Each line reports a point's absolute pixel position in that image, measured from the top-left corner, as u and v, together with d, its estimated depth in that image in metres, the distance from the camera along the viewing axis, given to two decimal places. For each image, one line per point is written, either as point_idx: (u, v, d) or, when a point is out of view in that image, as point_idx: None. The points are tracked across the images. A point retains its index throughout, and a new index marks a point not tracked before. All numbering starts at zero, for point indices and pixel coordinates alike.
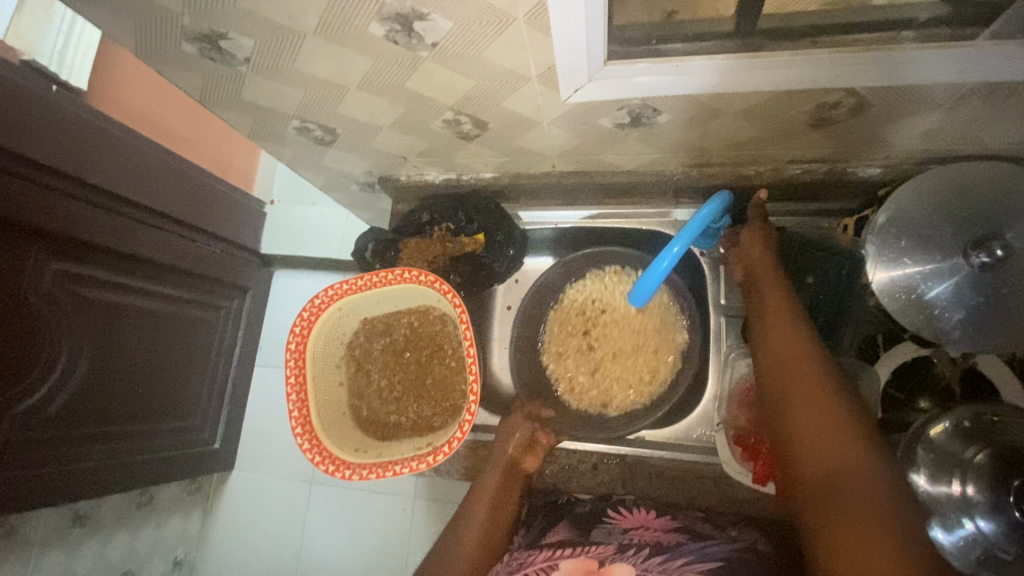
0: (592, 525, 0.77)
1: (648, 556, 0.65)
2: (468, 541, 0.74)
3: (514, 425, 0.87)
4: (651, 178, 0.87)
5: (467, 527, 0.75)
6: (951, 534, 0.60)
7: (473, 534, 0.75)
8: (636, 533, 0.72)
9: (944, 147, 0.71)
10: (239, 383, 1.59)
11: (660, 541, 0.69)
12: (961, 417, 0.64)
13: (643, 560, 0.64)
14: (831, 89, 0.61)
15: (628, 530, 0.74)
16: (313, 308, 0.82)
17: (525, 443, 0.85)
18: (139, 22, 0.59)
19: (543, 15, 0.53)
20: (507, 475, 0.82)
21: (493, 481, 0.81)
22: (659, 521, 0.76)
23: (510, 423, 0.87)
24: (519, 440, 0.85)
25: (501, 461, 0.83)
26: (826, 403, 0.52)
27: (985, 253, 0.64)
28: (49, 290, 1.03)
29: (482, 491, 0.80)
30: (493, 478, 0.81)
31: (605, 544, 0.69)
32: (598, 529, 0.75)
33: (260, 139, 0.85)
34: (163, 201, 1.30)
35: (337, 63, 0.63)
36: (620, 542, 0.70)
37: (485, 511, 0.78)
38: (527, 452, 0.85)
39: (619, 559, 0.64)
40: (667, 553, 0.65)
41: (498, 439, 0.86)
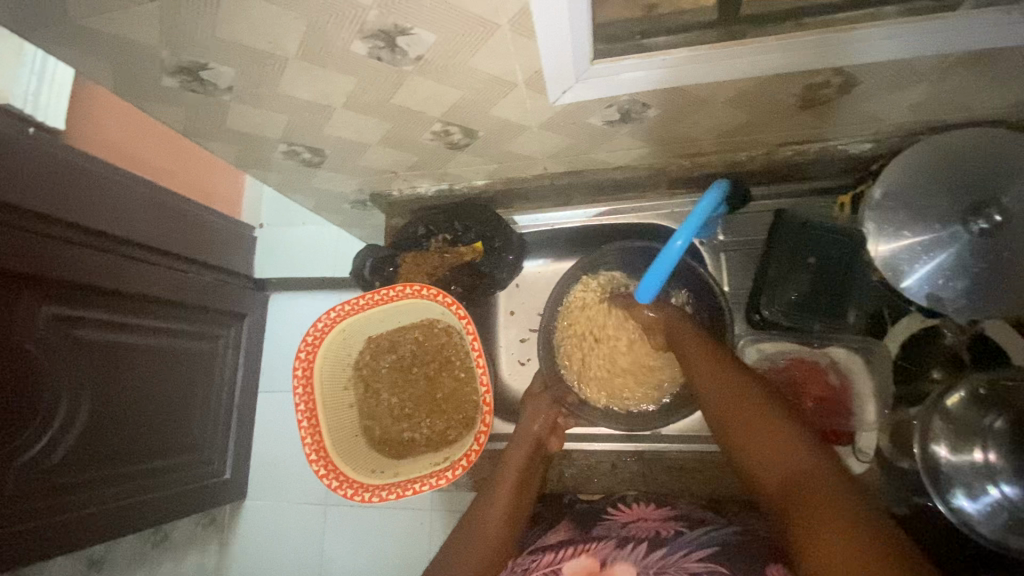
0: (592, 522, 0.76)
1: (646, 549, 0.64)
2: (499, 512, 0.76)
3: (539, 407, 0.88)
4: (644, 172, 0.87)
5: (495, 500, 0.78)
6: (976, 501, 0.61)
7: (502, 505, 0.77)
8: (636, 527, 0.71)
9: (933, 117, 0.71)
10: (243, 413, 1.57)
11: (659, 533, 0.68)
12: (976, 385, 0.64)
13: (642, 556, 0.63)
14: (817, 70, 0.61)
15: (627, 524, 0.73)
16: (315, 331, 0.81)
17: (548, 427, 0.87)
18: (116, 62, 0.58)
19: (527, 21, 0.52)
20: (533, 455, 0.84)
21: (524, 457, 0.83)
22: (656, 513, 0.75)
23: (536, 408, 0.88)
24: (544, 423, 0.87)
25: (526, 441, 0.85)
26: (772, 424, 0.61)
27: (985, 219, 0.67)
28: (44, 335, 1.02)
29: (510, 469, 0.81)
30: (518, 456, 0.83)
31: (605, 541, 0.68)
32: (597, 527, 0.74)
33: (248, 167, 0.84)
34: (147, 234, 1.28)
35: (321, 83, 0.62)
36: (620, 536, 0.69)
37: (514, 487, 0.80)
38: (550, 435, 0.88)
39: (620, 556, 0.64)
40: (663, 545, 0.64)
41: (522, 420, 0.87)
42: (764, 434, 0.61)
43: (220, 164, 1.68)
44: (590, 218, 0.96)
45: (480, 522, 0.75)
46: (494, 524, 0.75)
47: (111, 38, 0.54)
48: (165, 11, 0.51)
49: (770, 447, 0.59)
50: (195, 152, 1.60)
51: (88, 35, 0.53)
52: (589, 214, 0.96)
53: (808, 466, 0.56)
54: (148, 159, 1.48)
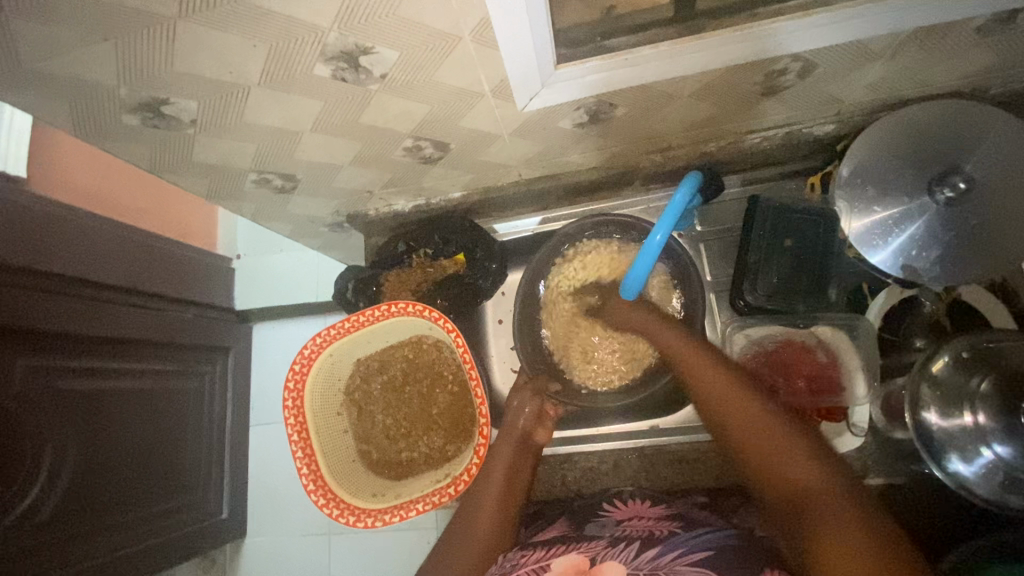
0: (586, 520, 0.77)
1: (639, 550, 0.62)
2: (488, 503, 0.74)
3: (522, 399, 0.87)
4: (618, 170, 0.88)
5: (486, 489, 0.75)
6: (971, 465, 0.61)
7: (493, 496, 0.75)
8: (629, 525, 0.72)
9: (891, 93, 0.73)
10: (236, 449, 1.53)
11: (652, 532, 0.67)
12: (959, 350, 0.66)
13: (633, 554, 0.61)
14: (776, 57, 0.62)
15: (622, 521, 0.73)
16: (303, 359, 0.79)
17: (533, 418, 0.85)
18: (74, 106, 0.57)
19: (488, 31, 0.53)
20: (520, 447, 0.83)
21: (511, 449, 0.81)
22: (652, 510, 0.76)
23: (517, 402, 0.87)
24: (528, 413, 0.85)
25: (513, 433, 0.83)
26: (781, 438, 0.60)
27: (949, 187, 0.68)
28: (21, 388, 0.99)
29: (499, 461, 0.79)
30: (506, 449, 0.81)
31: (598, 540, 0.68)
32: (591, 525, 0.75)
33: (220, 199, 0.82)
34: (121, 276, 1.26)
35: (287, 109, 0.62)
36: (614, 535, 0.69)
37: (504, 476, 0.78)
38: (536, 425, 0.86)
39: (610, 555, 0.63)
40: (658, 545, 0.62)
41: (508, 414, 0.86)
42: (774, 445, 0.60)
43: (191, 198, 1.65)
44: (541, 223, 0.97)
45: (472, 516, 0.73)
46: (485, 519, 0.73)
47: (67, 80, 0.53)
48: (122, 49, 0.50)
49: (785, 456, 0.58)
50: (165, 189, 1.57)
51: (44, 79, 0.52)
52: (540, 220, 0.97)
53: (823, 475, 0.55)
54: (116, 199, 1.45)
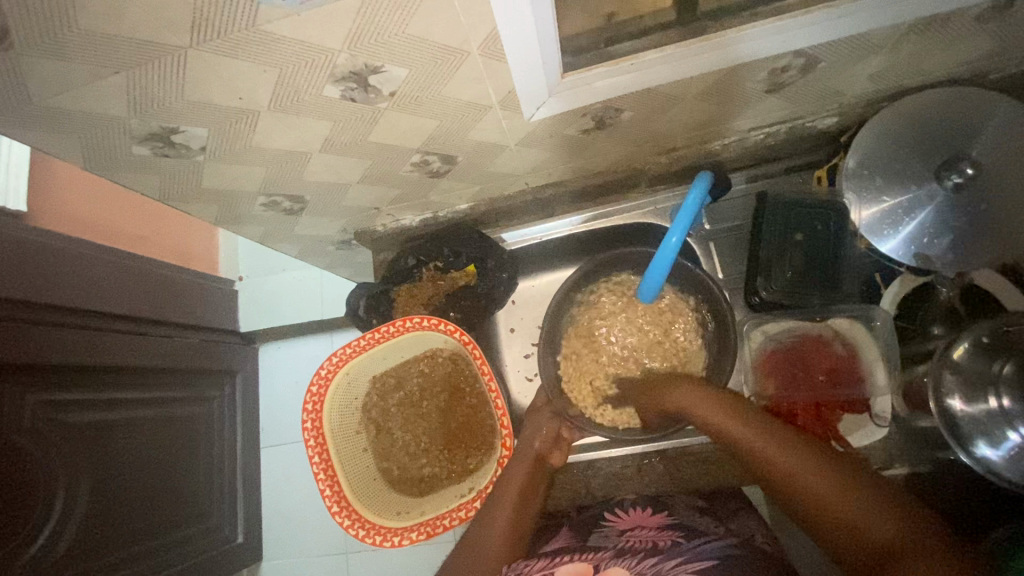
0: (588, 530, 0.78)
1: (643, 557, 0.64)
2: (501, 522, 0.74)
3: (540, 421, 0.88)
4: (623, 174, 0.88)
5: (499, 508, 0.75)
6: (999, 448, 0.62)
7: (506, 515, 0.74)
8: (630, 534, 0.73)
9: (893, 84, 0.74)
10: (248, 473, 1.52)
11: (656, 541, 0.68)
12: (980, 334, 0.65)
13: (637, 562, 0.63)
14: (780, 55, 0.62)
15: (624, 532, 0.75)
16: (320, 380, 0.79)
17: (550, 440, 0.86)
18: (84, 140, 0.56)
19: (496, 44, 0.53)
20: (535, 467, 0.81)
21: (525, 469, 0.80)
22: (653, 520, 0.77)
23: (536, 422, 0.88)
24: (545, 435, 0.86)
25: (529, 453, 0.82)
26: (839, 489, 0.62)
27: (957, 173, 0.68)
28: (32, 425, 0.98)
29: (512, 481, 0.78)
30: (521, 469, 0.79)
31: (602, 549, 0.69)
32: (594, 535, 0.76)
33: (228, 224, 0.82)
34: (125, 304, 1.25)
35: (296, 132, 0.62)
36: (617, 545, 0.70)
37: (518, 494, 0.77)
38: (553, 448, 0.86)
39: (615, 562, 0.64)
40: (660, 554, 0.64)
41: (526, 431, 0.86)
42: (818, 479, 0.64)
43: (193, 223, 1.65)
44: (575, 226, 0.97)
45: (485, 536, 0.72)
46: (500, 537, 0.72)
47: (78, 115, 0.53)
48: (132, 82, 0.50)
49: (834, 494, 0.62)
50: (166, 214, 1.57)
51: (55, 115, 0.52)
52: (573, 222, 0.96)
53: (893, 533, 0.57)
54: (117, 228, 1.45)
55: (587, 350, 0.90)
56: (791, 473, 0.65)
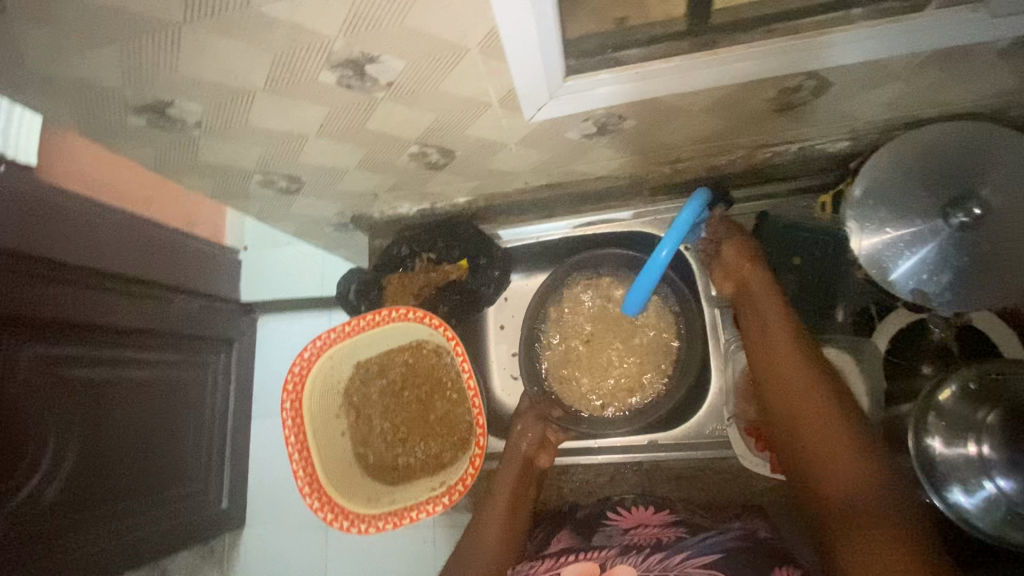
0: (592, 529, 0.78)
1: (648, 554, 0.65)
2: (495, 523, 0.76)
3: (525, 424, 0.87)
4: (625, 181, 0.87)
5: (490, 512, 0.78)
6: (973, 496, 0.61)
7: (497, 515, 0.77)
8: (635, 534, 0.73)
9: (908, 113, 0.71)
10: (236, 441, 1.55)
11: (659, 538, 0.69)
12: (967, 380, 0.64)
13: (643, 559, 0.64)
14: (791, 74, 0.61)
15: (628, 530, 0.75)
16: (303, 361, 0.79)
17: (537, 442, 0.86)
18: (80, 104, 0.56)
19: (496, 43, 0.52)
20: (523, 472, 0.84)
21: (513, 473, 0.83)
22: (657, 517, 0.77)
23: (523, 425, 0.87)
24: (532, 438, 0.86)
25: (517, 456, 0.85)
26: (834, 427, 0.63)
27: (964, 212, 0.67)
28: (26, 375, 1.00)
29: (501, 487, 0.81)
30: (510, 473, 0.83)
31: (607, 548, 0.69)
32: (598, 534, 0.75)
33: (224, 199, 0.82)
34: (130, 265, 1.26)
35: (292, 114, 0.61)
36: (621, 544, 0.70)
37: (508, 500, 0.80)
38: (540, 452, 0.86)
39: (621, 561, 0.65)
40: (666, 549, 0.65)
41: (511, 438, 0.87)
42: (837, 454, 0.61)
43: None
44: (573, 227, 0.94)
45: (478, 538, 0.74)
46: (496, 530, 0.76)
47: (73, 81, 0.53)
48: (126, 53, 0.50)
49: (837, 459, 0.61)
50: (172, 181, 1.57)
51: (50, 80, 0.52)
52: (571, 224, 0.94)
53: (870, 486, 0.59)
54: None
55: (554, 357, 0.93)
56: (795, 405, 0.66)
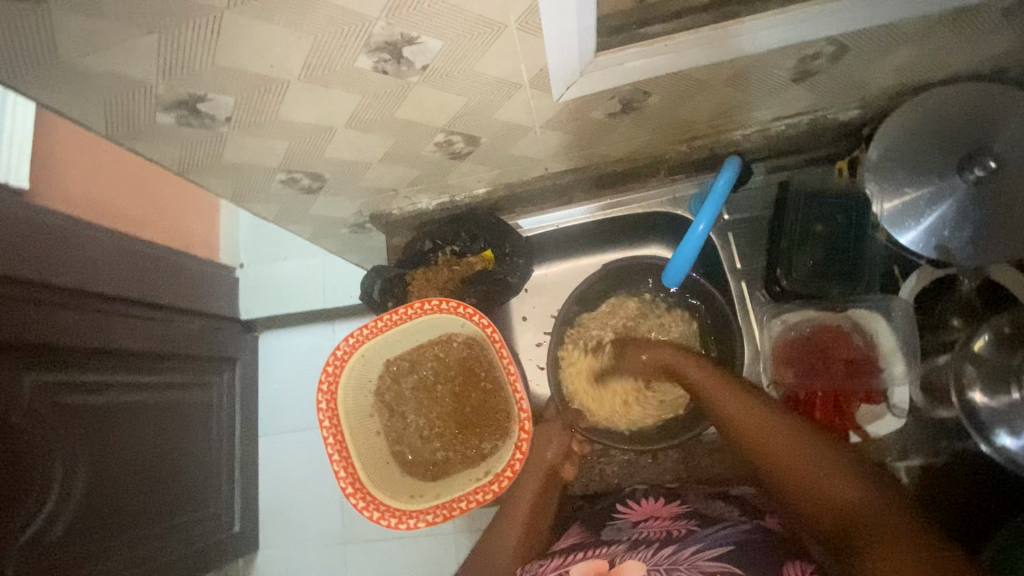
0: (602, 523, 0.77)
1: (659, 547, 0.65)
2: (515, 526, 0.79)
3: (551, 432, 0.88)
4: (643, 161, 0.88)
5: (509, 523, 0.80)
6: (1020, 438, 0.63)
7: (518, 519, 0.80)
8: (647, 526, 0.72)
9: (918, 76, 0.74)
10: (247, 460, 1.50)
11: (670, 530, 0.69)
12: (1000, 326, 0.67)
13: (653, 554, 0.64)
14: (813, 41, 0.62)
15: (638, 523, 0.74)
16: (337, 359, 0.79)
17: (561, 451, 0.88)
18: (110, 104, 0.55)
19: (534, 19, 0.53)
20: (546, 482, 0.86)
21: (534, 482, 0.85)
22: (667, 510, 0.76)
23: (548, 434, 0.88)
24: (556, 448, 0.88)
25: (540, 466, 0.86)
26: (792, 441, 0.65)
27: (979, 167, 0.69)
28: (31, 404, 0.97)
29: (518, 501, 0.82)
30: (530, 483, 0.84)
31: (616, 543, 0.69)
32: (607, 528, 0.75)
33: (244, 202, 0.81)
34: (127, 287, 1.23)
35: (323, 104, 0.61)
36: (630, 538, 0.70)
37: (530, 502, 0.83)
38: (564, 462, 0.88)
39: (631, 555, 0.65)
40: (678, 542, 0.65)
41: (536, 446, 0.88)
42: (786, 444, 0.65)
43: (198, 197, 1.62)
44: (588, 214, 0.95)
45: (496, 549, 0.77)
46: (512, 533, 0.79)
47: (106, 78, 0.52)
48: (164, 44, 0.49)
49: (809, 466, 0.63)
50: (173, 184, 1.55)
51: (82, 78, 0.51)
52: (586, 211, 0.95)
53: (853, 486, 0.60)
54: (123, 196, 1.43)
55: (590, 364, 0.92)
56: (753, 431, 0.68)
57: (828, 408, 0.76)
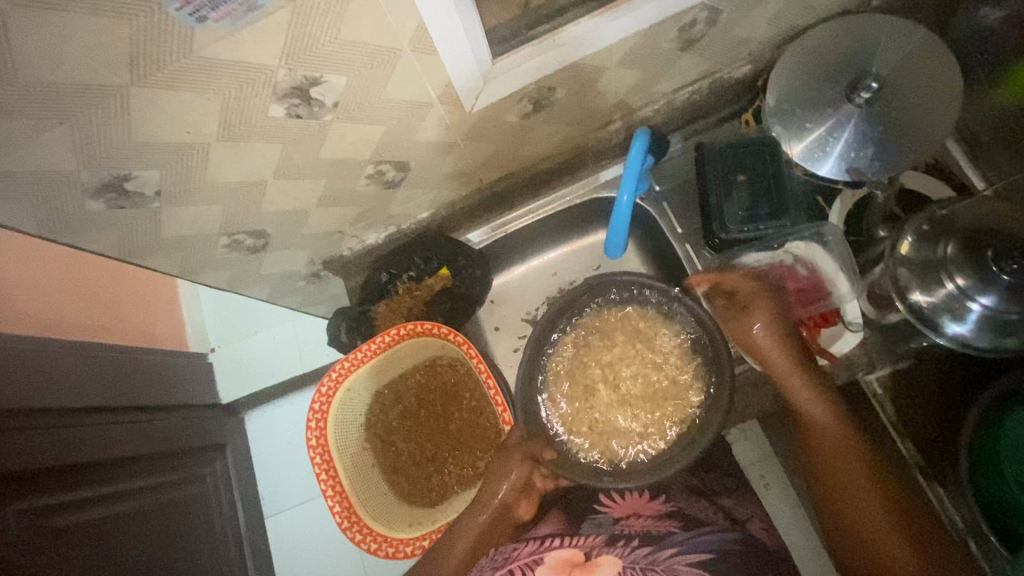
0: (582, 515, 0.75)
1: (637, 546, 0.65)
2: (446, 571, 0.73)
3: (510, 463, 0.80)
4: (569, 154, 0.92)
5: (449, 552, 0.74)
6: (966, 322, 0.67)
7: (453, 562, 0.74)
8: (627, 523, 0.70)
9: (790, 25, 0.81)
10: (256, 544, 1.45)
11: (651, 530, 0.68)
12: (919, 226, 0.73)
13: (630, 552, 0.64)
14: (686, 10, 0.68)
15: (620, 518, 0.72)
16: (320, 399, 0.80)
17: (520, 486, 0.80)
18: (37, 200, 0.56)
19: (425, 38, 0.57)
20: (496, 518, 0.78)
21: (482, 520, 0.77)
22: (651, 504, 0.74)
23: (507, 467, 0.80)
24: (513, 482, 0.80)
25: (493, 501, 0.79)
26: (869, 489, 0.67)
27: (864, 90, 0.74)
28: (17, 537, 0.92)
29: (460, 540, 0.75)
30: (481, 519, 0.77)
31: (595, 535, 0.69)
32: (588, 520, 0.73)
33: (194, 275, 0.81)
34: (95, 396, 1.20)
35: (249, 160, 0.63)
36: (611, 532, 0.69)
37: (472, 543, 0.75)
38: (520, 497, 0.81)
39: (607, 550, 0.65)
40: (655, 544, 0.65)
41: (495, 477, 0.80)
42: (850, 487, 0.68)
43: (153, 282, 1.61)
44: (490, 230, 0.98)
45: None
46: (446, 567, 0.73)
47: (27, 175, 0.53)
48: (79, 131, 0.51)
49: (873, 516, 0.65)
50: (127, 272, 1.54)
51: (3, 179, 0.52)
52: (488, 227, 0.98)
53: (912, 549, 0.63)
54: (84, 289, 1.41)
55: (590, 375, 0.85)
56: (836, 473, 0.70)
57: (790, 338, 0.80)
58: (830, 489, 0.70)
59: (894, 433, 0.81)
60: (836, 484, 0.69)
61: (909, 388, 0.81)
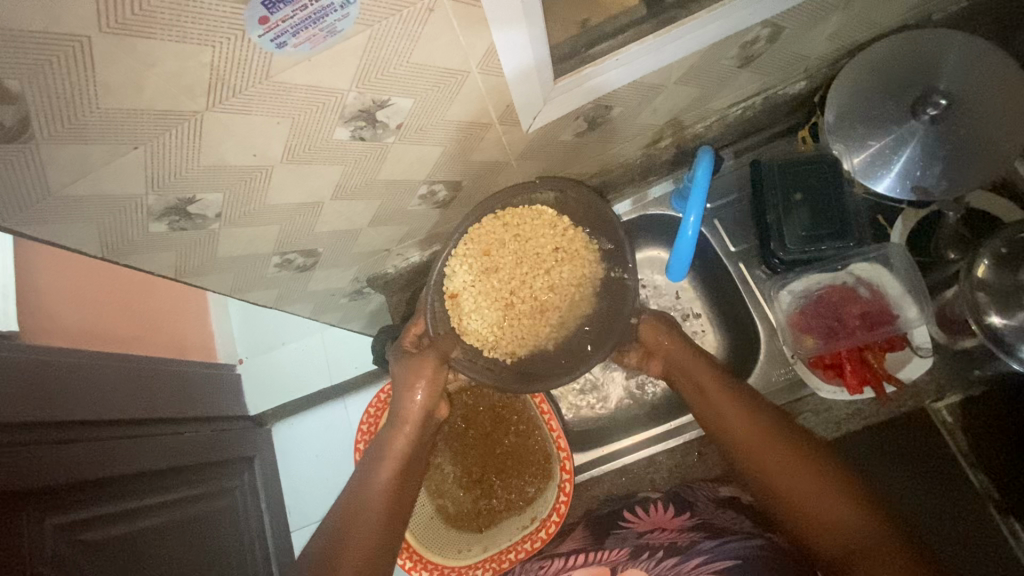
0: (608, 531, 0.79)
1: (662, 558, 0.67)
2: (378, 487, 0.75)
3: (421, 368, 0.81)
4: (617, 171, 0.91)
5: (377, 473, 0.76)
6: None
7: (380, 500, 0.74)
8: (652, 536, 0.74)
9: (850, 41, 0.78)
10: (284, 559, 1.43)
11: (674, 541, 0.70)
12: (997, 248, 0.73)
13: (655, 563, 0.66)
14: (750, 27, 0.66)
15: (644, 533, 0.75)
16: (377, 403, 0.88)
17: (432, 390, 0.81)
18: (101, 223, 0.56)
19: (494, 58, 0.55)
20: (420, 426, 0.81)
21: (407, 439, 0.79)
22: (675, 520, 0.76)
23: (419, 370, 0.80)
24: (428, 389, 0.81)
25: (410, 415, 0.80)
26: (783, 458, 0.68)
27: (932, 106, 0.73)
28: (55, 551, 0.88)
29: (378, 481, 0.75)
30: (400, 438, 0.79)
31: (619, 549, 0.72)
32: (613, 536, 0.77)
33: (243, 293, 0.81)
34: (129, 406, 1.19)
35: (309, 182, 0.63)
36: (636, 544, 0.72)
37: (393, 474, 0.76)
38: (439, 402, 0.84)
39: (632, 564, 0.67)
40: (681, 553, 0.66)
41: (407, 380, 0.80)
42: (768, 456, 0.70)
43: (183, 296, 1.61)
44: None
45: (359, 496, 0.74)
46: (382, 488, 0.75)
47: (95, 200, 0.53)
48: (151, 156, 0.50)
49: (798, 483, 0.66)
50: (161, 286, 1.55)
51: (73, 203, 0.52)
52: None
53: (840, 507, 0.63)
54: (118, 303, 1.42)
55: (491, 277, 0.83)
56: (749, 450, 0.71)
57: (857, 365, 0.77)
58: (797, 510, 0.65)
59: (964, 463, 0.83)
60: (752, 462, 0.71)
61: (981, 417, 0.81)
